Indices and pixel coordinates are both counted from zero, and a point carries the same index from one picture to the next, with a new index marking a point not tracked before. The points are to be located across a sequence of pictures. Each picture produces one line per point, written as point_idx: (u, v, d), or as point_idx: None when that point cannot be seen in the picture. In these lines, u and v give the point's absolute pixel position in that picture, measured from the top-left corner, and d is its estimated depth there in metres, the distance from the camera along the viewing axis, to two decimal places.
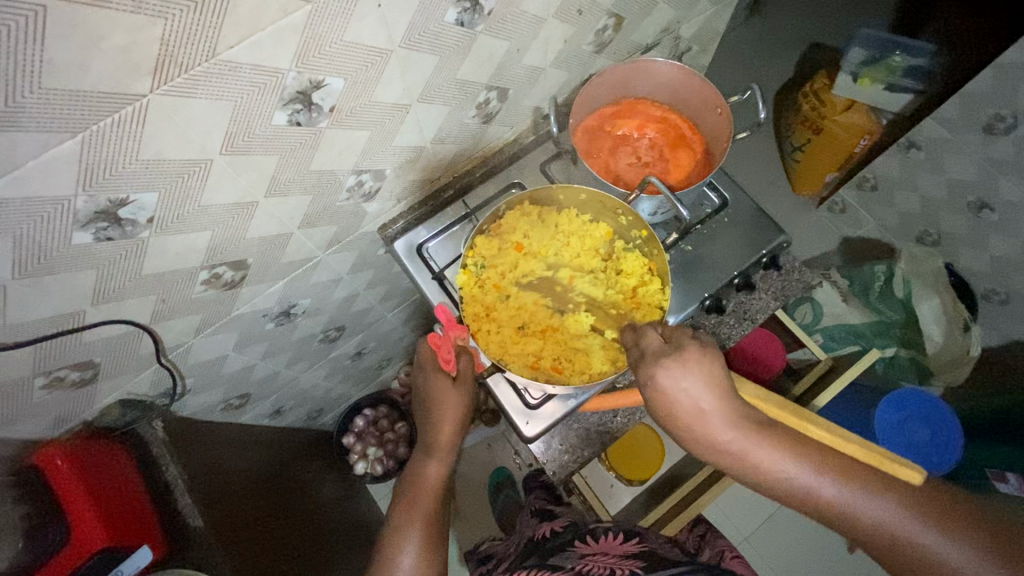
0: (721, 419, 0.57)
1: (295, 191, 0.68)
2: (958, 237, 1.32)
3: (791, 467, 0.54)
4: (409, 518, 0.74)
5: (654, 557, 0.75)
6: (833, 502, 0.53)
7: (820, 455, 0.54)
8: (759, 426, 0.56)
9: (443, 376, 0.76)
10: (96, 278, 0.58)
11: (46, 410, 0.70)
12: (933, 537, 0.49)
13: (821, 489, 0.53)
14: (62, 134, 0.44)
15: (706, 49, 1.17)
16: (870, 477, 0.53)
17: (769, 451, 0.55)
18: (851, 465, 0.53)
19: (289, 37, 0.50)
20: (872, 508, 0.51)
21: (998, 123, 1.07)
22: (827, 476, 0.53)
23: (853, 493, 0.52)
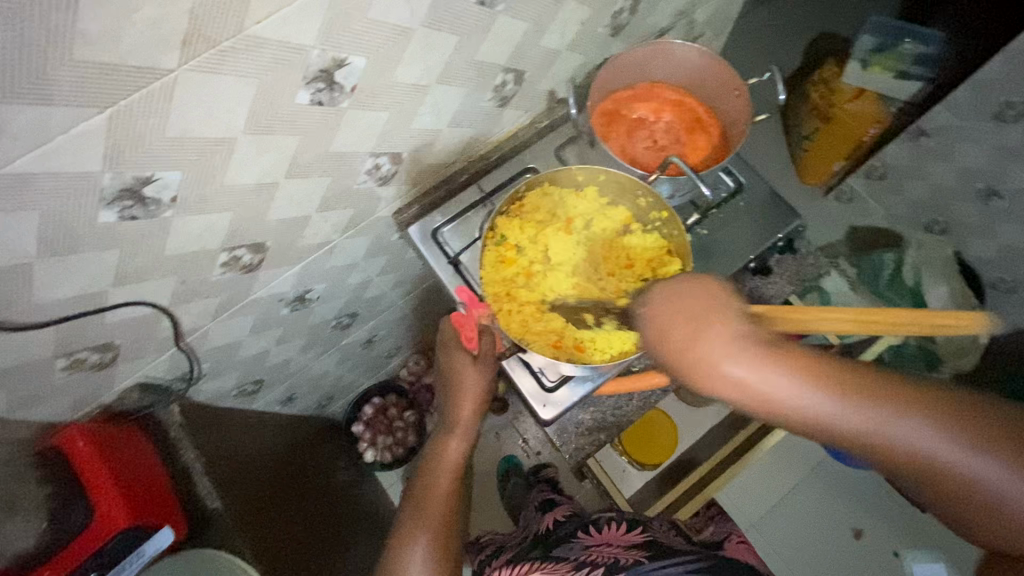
0: (781, 382, 0.45)
1: (315, 173, 0.67)
2: (969, 225, 1.33)
3: (862, 424, 0.44)
4: (428, 493, 0.76)
5: (658, 545, 0.76)
6: (887, 447, 0.44)
7: (897, 399, 0.44)
8: (773, 360, 0.45)
9: (465, 353, 0.76)
10: (120, 257, 0.58)
11: (67, 392, 0.71)
12: (972, 453, 0.42)
13: (856, 426, 0.45)
14: (91, 108, 0.44)
15: (719, 35, 1.16)
16: (906, 403, 0.44)
17: (816, 399, 0.45)
18: (937, 412, 0.43)
19: (316, 13, 0.50)
20: (905, 431, 0.44)
21: (1008, 109, 1.08)
22: (850, 406, 0.44)
23: (883, 419, 0.44)
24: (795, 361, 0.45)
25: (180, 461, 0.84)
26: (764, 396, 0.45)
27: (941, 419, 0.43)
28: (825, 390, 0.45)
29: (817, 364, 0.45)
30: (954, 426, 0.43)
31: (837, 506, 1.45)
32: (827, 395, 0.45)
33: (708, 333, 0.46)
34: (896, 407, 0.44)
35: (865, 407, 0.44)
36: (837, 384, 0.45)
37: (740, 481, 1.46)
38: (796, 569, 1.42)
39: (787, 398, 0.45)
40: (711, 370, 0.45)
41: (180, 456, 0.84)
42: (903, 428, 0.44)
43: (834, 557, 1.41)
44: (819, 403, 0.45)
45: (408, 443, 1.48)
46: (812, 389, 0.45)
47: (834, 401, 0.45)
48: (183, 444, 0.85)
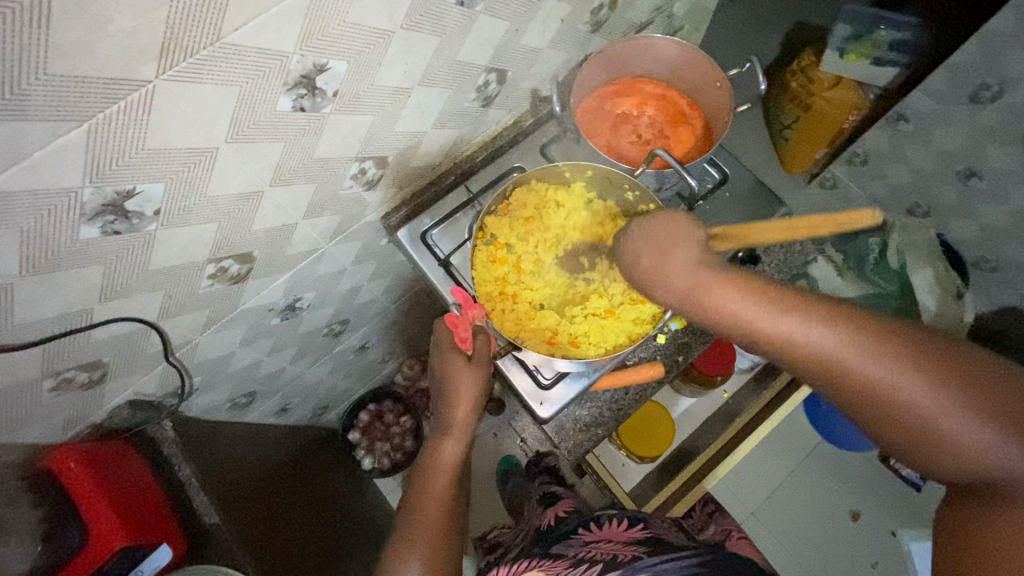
0: (747, 301, 0.52)
1: (300, 180, 0.67)
2: (950, 206, 1.36)
3: (807, 342, 0.51)
4: (425, 496, 0.75)
5: (657, 542, 0.76)
6: (843, 373, 0.50)
7: (856, 329, 0.50)
8: (741, 283, 0.53)
9: (458, 354, 0.73)
10: (104, 273, 0.57)
11: (56, 413, 0.69)
12: (919, 382, 0.47)
13: (816, 349, 0.50)
14: (68, 122, 0.43)
15: (697, 28, 1.17)
16: (862, 333, 0.49)
17: (779, 321, 0.51)
18: (878, 334, 0.49)
19: (295, 18, 0.49)
20: (859, 358, 0.49)
21: (984, 91, 1.11)
22: (810, 331, 0.50)
23: (841, 345, 0.50)
24: (753, 282, 0.53)
25: (176, 478, 0.82)
26: (719, 310, 0.53)
27: (876, 338, 0.49)
28: (787, 313, 0.51)
29: (782, 292, 0.52)
30: (889, 346, 0.49)
31: (833, 490, 1.46)
32: (777, 312, 0.51)
33: (682, 257, 0.55)
34: (838, 328, 0.50)
35: (825, 333, 0.50)
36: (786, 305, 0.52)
37: (737, 469, 1.47)
38: (796, 555, 1.43)
39: (742, 313, 0.53)
40: (675, 282, 0.55)
41: (176, 469, 0.82)
42: (845, 347, 0.49)
43: (833, 539, 1.43)
44: (771, 322, 0.52)
45: (405, 448, 1.47)
46: (767, 306, 0.52)
47: (787, 318, 0.51)
48: (178, 460, 0.83)
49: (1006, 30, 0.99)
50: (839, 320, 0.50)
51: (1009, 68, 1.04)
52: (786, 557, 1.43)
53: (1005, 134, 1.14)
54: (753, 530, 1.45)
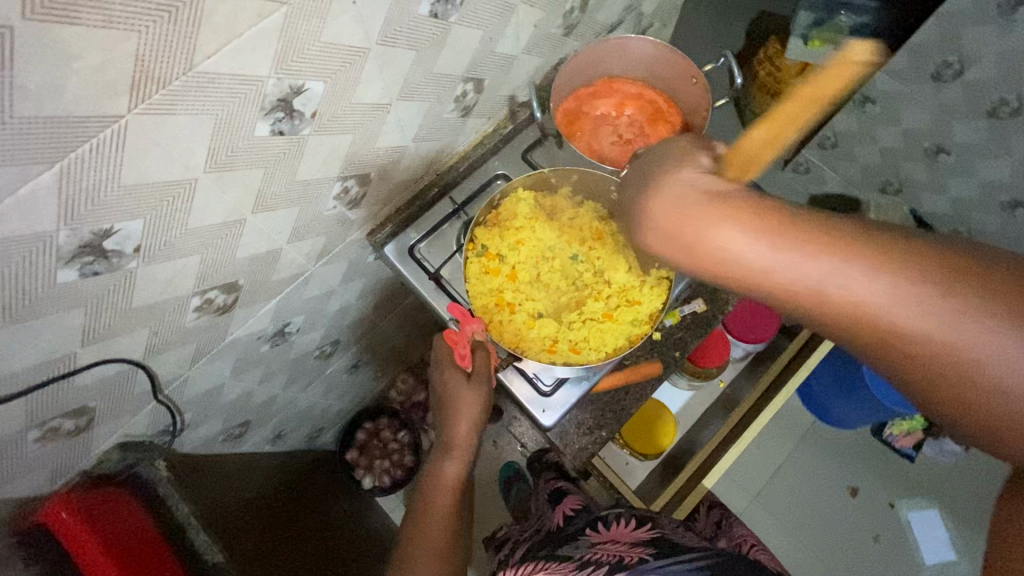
0: (758, 239, 0.39)
1: (283, 205, 0.66)
2: (920, 183, 1.39)
3: (821, 283, 0.38)
4: (428, 516, 0.75)
5: (664, 543, 0.75)
6: (887, 328, 0.37)
7: (914, 270, 0.35)
8: (754, 215, 0.39)
9: (459, 373, 0.74)
10: (85, 317, 0.55)
11: (43, 464, 0.67)
12: (1003, 343, 0.33)
13: (853, 298, 0.37)
14: (38, 165, 0.41)
15: (666, 24, 1.18)
16: (923, 275, 0.35)
17: (801, 263, 0.38)
18: (947, 274, 0.35)
19: (268, 41, 0.48)
20: (912, 309, 0.35)
21: (946, 69, 1.14)
22: (845, 274, 0.37)
23: (892, 292, 0.36)
24: (771, 213, 0.39)
25: (173, 518, 0.81)
26: (717, 254, 0.40)
27: (917, 265, 0.35)
28: (814, 252, 0.38)
29: (813, 223, 0.38)
30: (938, 285, 0.35)
31: (831, 468, 1.49)
32: (782, 244, 0.38)
33: (675, 193, 0.42)
34: (866, 266, 0.36)
35: (866, 277, 0.36)
36: (795, 232, 0.38)
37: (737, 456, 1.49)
38: (800, 535, 1.45)
39: (749, 257, 0.39)
40: (657, 224, 0.42)
41: (174, 511, 0.81)
42: (869, 284, 0.36)
43: (834, 516, 1.45)
44: (780, 262, 0.39)
45: (405, 463, 1.45)
46: (786, 243, 0.38)
47: (809, 259, 0.38)
48: (174, 500, 0.81)
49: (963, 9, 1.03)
50: (869, 252, 0.37)
51: (968, 45, 1.08)
52: (791, 539, 1.44)
53: (969, 110, 1.18)
54: (756, 515, 1.46)
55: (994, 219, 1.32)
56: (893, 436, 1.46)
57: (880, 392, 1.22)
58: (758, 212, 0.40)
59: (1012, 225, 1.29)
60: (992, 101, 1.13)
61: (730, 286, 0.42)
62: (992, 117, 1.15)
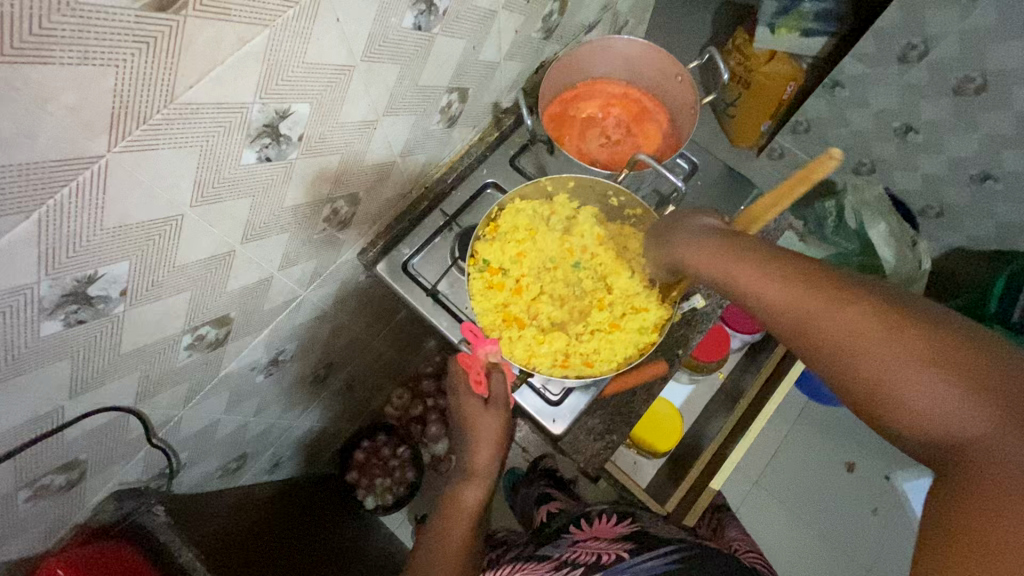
0: (761, 271, 0.50)
1: (272, 232, 0.63)
2: (891, 162, 1.42)
3: (772, 301, 0.49)
4: (447, 546, 0.71)
5: (642, 536, 0.74)
6: (846, 356, 0.44)
7: (872, 311, 0.43)
8: (762, 257, 0.51)
9: (477, 398, 0.74)
10: (72, 368, 0.51)
11: (35, 524, 0.63)
12: (936, 379, 0.39)
13: (821, 326, 0.45)
14: (15, 215, 0.39)
15: (641, 21, 1.18)
16: (877, 316, 0.43)
17: (788, 293, 0.48)
18: (896, 320, 0.42)
19: (251, 67, 0.46)
20: (867, 341, 0.43)
21: (911, 51, 1.17)
22: (818, 304, 0.46)
23: (852, 325, 0.44)
24: (777, 259, 0.50)
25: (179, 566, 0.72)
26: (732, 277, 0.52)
27: (879, 309, 0.43)
28: (798, 286, 0.47)
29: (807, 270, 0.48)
30: (890, 324, 0.42)
31: (827, 447, 1.51)
32: (744, 260, 0.51)
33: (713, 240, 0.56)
34: (837, 302, 0.45)
35: (835, 310, 0.45)
36: (756, 253, 0.51)
37: None
38: (803, 515, 1.47)
39: (752, 283, 0.50)
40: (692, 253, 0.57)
41: (177, 558, 0.71)
42: (803, 294, 0.47)
43: (833, 493, 1.48)
44: (773, 291, 0.49)
45: (407, 479, 1.42)
46: (779, 278, 0.49)
47: (793, 290, 0.47)
48: (178, 545, 0.73)
49: None
50: (817, 279, 0.47)
51: (931, 27, 1.11)
52: (795, 520, 1.47)
53: (935, 89, 1.20)
54: (758, 499, 1.48)
55: (964, 193, 1.35)
56: None
57: None
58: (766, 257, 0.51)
59: (981, 197, 1.32)
60: (957, 79, 1.16)
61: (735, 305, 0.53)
62: (958, 95, 1.18)
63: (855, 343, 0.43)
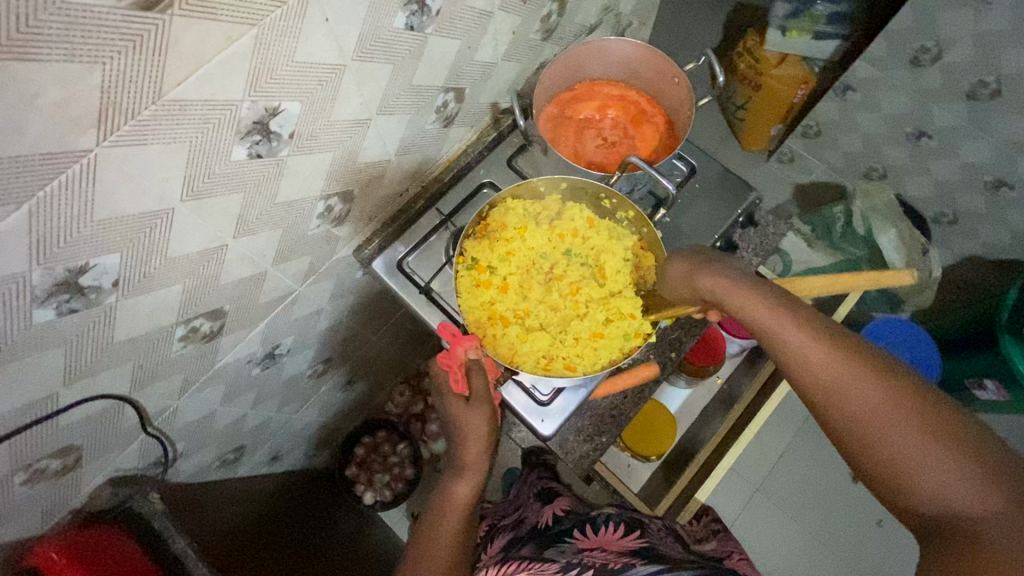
0: (806, 336, 0.56)
1: (265, 228, 0.64)
2: (903, 168, 1.40)
3: (812, 363, 0.55)
4: (438, 542, 0.70)
5: (651, 553, 0.71)
6: (871, 425, 0.51)
7: (903, 396, 0.50)
8: (809, 324, 0.57)
9: (459, 397, 0.71)
10: (66, 356, 0.53)
11: (31, 507, 0.65)
12: (948, 465, 0.46)
13: (854, 395, 0.52)
14: (5, 207, 0.40)
15: (645, 22, 1.17)
16: (907, 401, 0.50)
17: (829, 362, 0.54)
18: (923, 410, 0.49)
19: (239, 66, 0.47)
20: (894, 418, 0.50)
21: (924, 54, 1.14)
22: (855, 378, 0.53)
23: (882, 402, 0.51)
24: (822, 330, 0.57)
25: (171, 552, 0.78)
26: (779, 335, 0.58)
27: (909, 397, 0.50)
28: (840, 358, 0.54)
29: (849, 346, 0.55)
30: (915, 408, 0.50)
31: (832, 456, 1.49)
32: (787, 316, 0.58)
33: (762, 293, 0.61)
34: (874, 381, 0.52)
35: (869, 386, 0.52)
36: (801, 313, 0.58)
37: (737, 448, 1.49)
38: (805, 524, 1.45)
39: (796, 345, 0.57)
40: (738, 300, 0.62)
41: (170, 544, 0.78)
42: (839, 363, 0.54)
43: (837, 504, 1.46)
44: (816, 355, 0.55)
45: (407, 476, 1.41)
46: (823, 348, 0.55)
47: (834, 360, 0.54)
48: (172, 533, 0.79)
49: None
50: (855, 356, 0.54)
51: (944, 30, 1.08)
52: (796, 529, 1.44)
53: (949, 93, 1.18)
54: (759, 506, 1.47)
55: (978, 200, 1.31)
56: None
57: None
58: (813, 325, 0.57)
59: (996, 204, 1.29)
60: (972, 84, 1.13)
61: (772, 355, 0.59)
62: (972, 99, 1.15)
63: (879, 417, 0.51)
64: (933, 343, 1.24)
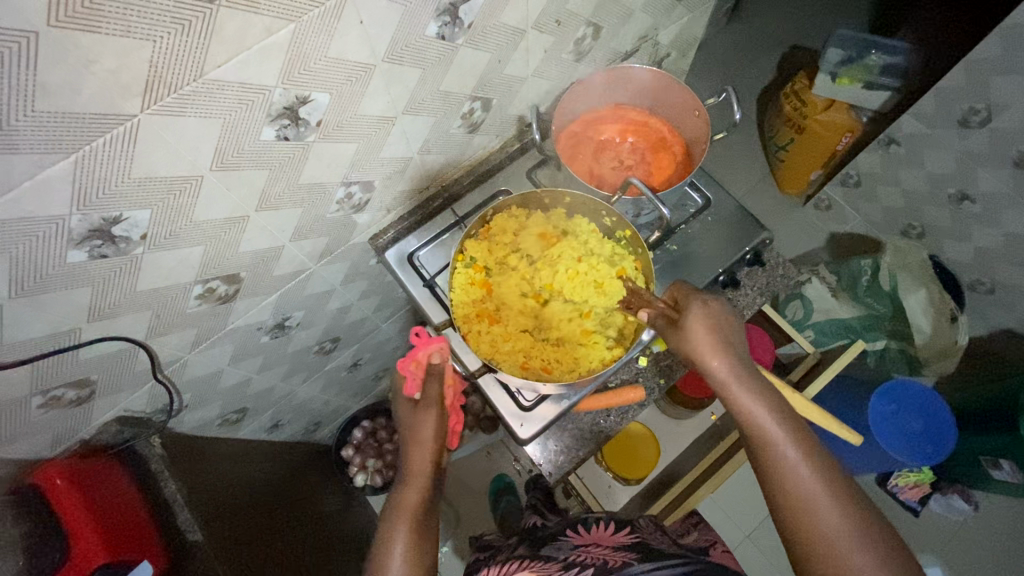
0: (792, 440, 0.61)
1: (286, 205, 0.69)
2: (942, 229, 1.36)
3: (791, 464, 0.59)
4: (388, 547, 0.67)
5: (645, 548, 0.74)
6: (834, 536, 0.55)
7: (865, 519, 0.56)
8: (794, 429, 0.62)
9: (409, 403, 0.79)
10: (91, 295, 0.59)
11: (44, 429, 0.71)
12: None
13: (824, 506, 0.56)
14: (55, 155, 0.46)
15: (685, 54, 1.19)
16: (867, 523, 0.55)
17: (807, 470, 0.59)
18: (879, 535, 0.55)
19: (275, 55, 0.52)
20: (855, 533, 0.55)
21: (973, 116, 1.12)
22: (827, 490, 0.57)
23: (847, 517, 0.56)
24: (804, 439, 0.61)
25: (162, 494, 0.84)
26: (767, 430, 0.62)
27: (869, 522, 0.56)
28: (818, 469, 0.59)
29: (824, 459, 0.60)
30: (872, 530, 0.55)
31: None
32: (771, 420, 0.62)
33: (758, 388, 0.64)
34: (844, 497, 0.57)
35: (837, 501, 0.56)
36: (783, 419, 0.62)
37: (731, 490, 1.46)
38: None
39: (781, 445, 0.60)
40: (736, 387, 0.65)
41: (162, 487, 0.85)
42: (815, 472, 0.58)
43: None
44: (797, 458, 0.59)
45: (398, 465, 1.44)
46: (803, 455, 0.60)
47: (812, 468, 0.59)
48: (165, 476, 0.85)
49: (990, 57, 1.01)
50: (828, 469, 0.59)
51: (995, 94, 1.05)
52: None
53: (995, 158, 1.14)
54: (747, 553, 1.43)
55: (1018, 271, 1.26)
56: (899, 488, 1.43)
57: (885, 440, 1.13)
58: (796, 431, 0.62)
59: None
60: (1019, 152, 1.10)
61: (753, 447, 0.62)
62: (1019, 167, 1.12)
63: (844, 529, 0.55)
64: (951, 416, 1.14)
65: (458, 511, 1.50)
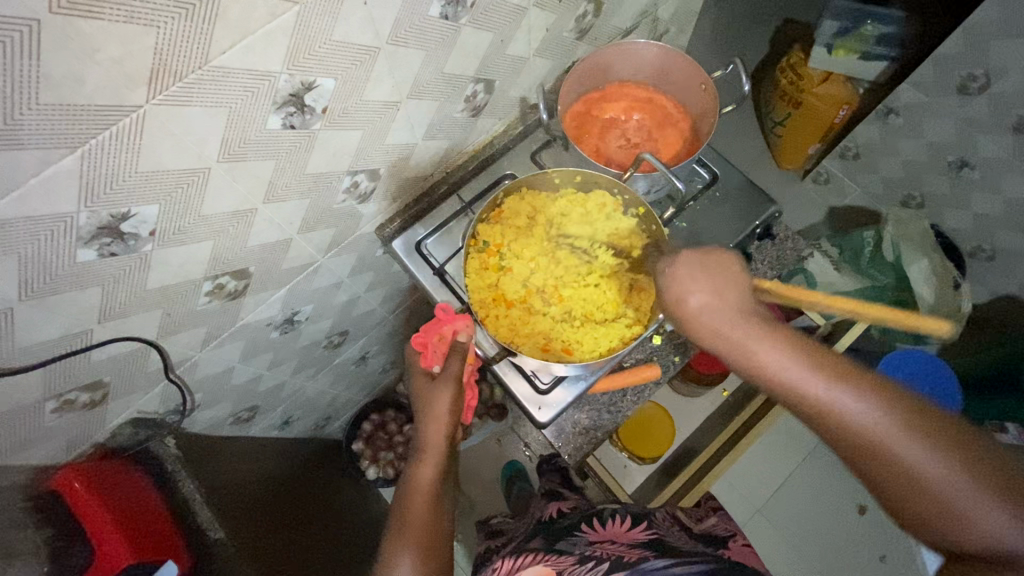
0: (818, 375, 0.49)
1: (292, 196, 0.68)
2: (942, 198, 1.35)
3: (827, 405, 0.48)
4: (404, 535, 0.67)
5: (662, 546, 0.73)
6: (906, 470, 0.45)
7: (935, 432, 0.46)
8: (820, 362, 0.49)
9: (425, 375, 0.75)
10: (101, 296, 0.58)
11: (59, 434, 0.70)
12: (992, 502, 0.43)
13: (884, 442, 0.46)
14: (61, 150, 0.44)
15: (683, 30, 1.18)
16: (938, 438, 0.45)
17: (852, 405, 0.47)
18: (957, 445, 0.45)
19: (278, 40, 0.50)
20: (929, 458, 0.45)
21: (972, 82, 1.11)
22: (878, 418, 0.47)
23: (914, 443, 0.45)
24: (834, 365, 0.49)
25: (181, 492, 0.86)
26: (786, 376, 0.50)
27: (941, 433, 0.45)
28: (862, 398, 0.47)
29: (865, 377, 0.49)
30: (948, 444, 0.45)
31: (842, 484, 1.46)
32: (788, 364, 0.50)
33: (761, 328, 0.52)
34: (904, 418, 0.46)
35: (898, 426, 0.46)
36: (804, 356, 0.50)
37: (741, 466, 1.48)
38: (805, 550, 1.42)
39: (809, 389, 0.49)
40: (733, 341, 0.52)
41: (180, 488, 0.86)
42: (861, 404, 0.47)
43: (838, 535, 1.42)
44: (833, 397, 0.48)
45: None
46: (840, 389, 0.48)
47: (855, 400, 0.47)
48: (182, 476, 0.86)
49: (986, 22, 1.00)
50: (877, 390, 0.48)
51: (994, 58, 1.04)
52: (795, 554, 1.42)
53: (995, 124, 1.14)
54: (759, 527, 1.44)
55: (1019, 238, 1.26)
56: None
57: None
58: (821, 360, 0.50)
59: None
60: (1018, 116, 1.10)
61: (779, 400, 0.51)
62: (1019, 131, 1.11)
63: (910, 456, 0.45)
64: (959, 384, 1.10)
65: (472, 499, 1.51)
